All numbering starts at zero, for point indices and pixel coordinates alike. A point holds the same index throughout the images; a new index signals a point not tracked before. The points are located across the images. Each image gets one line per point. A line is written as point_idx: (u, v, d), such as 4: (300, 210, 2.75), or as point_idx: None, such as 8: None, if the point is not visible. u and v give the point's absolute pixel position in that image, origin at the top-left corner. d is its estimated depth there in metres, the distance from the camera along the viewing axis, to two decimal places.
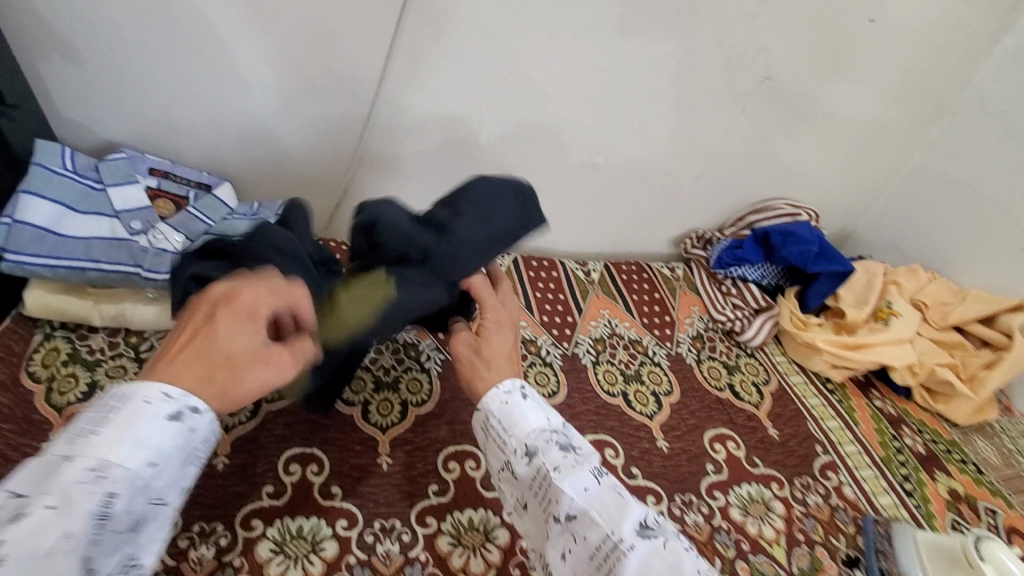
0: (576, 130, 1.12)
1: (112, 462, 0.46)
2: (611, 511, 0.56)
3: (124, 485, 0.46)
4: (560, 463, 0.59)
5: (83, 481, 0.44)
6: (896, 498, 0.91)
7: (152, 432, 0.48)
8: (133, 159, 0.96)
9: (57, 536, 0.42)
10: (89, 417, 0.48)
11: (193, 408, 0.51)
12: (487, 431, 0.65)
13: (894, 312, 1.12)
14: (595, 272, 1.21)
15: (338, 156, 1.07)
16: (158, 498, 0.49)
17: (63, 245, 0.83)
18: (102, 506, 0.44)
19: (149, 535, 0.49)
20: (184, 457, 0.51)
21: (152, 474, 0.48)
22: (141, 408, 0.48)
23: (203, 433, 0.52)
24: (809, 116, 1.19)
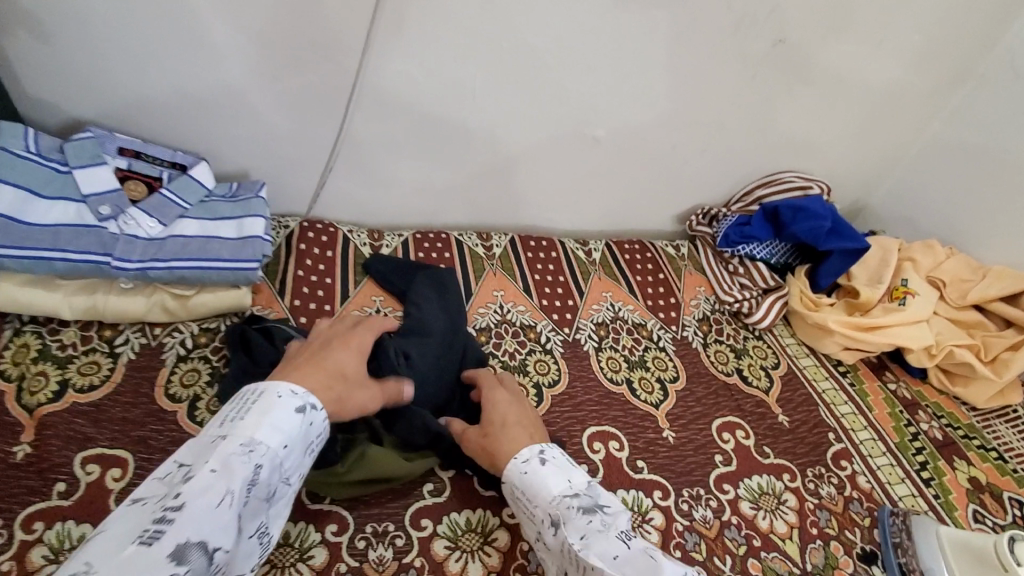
0: (576, 100, 1.05)
1: (257, 439, 0.54)
2: (643, 574, 0.55)
3: (268, 459, 0.54)
4: (585, 531, 0.59)
5: (238, 453, 0.52)
6: (913, 488, 0.87)
7: (286, 420, 0.57)
8: (101, 138, 0.89)
9: (221, 493, 0.49)
10: (235, 407, 0.57)
11: (312, 405, 0.59)
12: (516, 500, 0.66)
13: (909, 291, 1.07)
14: (597, 252, 1.16)
15: (322, 132, 1.00)
16: (286, 479, 0.57)
17: (28, 235, 0.77)
18: (251, 474, 0.52)
19: (277, 507, 0.56)
20: (304, 447, 0.59)
21: (284, 455, 0.56)
22: (275, 400, 0.57)
23: (319, 427, 0.61)
24: (824, 82, 1.12)
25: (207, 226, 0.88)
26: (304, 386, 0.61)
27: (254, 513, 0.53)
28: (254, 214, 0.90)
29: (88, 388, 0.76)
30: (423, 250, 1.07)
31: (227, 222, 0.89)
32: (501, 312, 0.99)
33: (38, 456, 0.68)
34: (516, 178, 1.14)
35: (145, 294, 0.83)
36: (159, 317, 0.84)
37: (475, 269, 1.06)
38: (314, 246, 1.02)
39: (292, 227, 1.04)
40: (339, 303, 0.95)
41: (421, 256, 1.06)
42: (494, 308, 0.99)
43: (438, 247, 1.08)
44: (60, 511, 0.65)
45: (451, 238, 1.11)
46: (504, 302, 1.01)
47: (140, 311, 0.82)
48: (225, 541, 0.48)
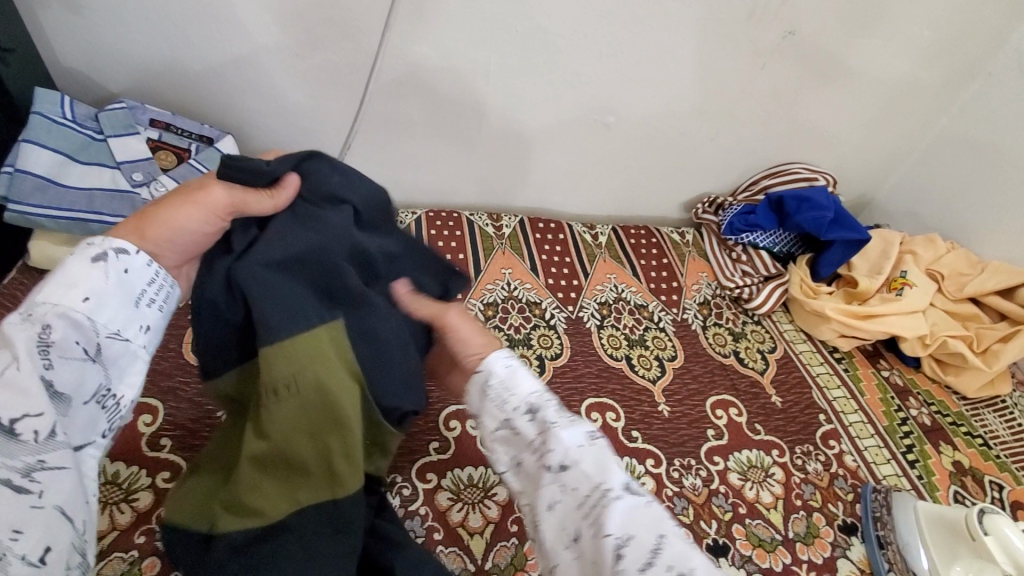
0: (588, 87, 1.08)
1: (41, 303, 0.50)
2: (604, 463, 0.55)
3: (59, 318, 0.50)
4: (558, 418, 0.57)
5: (18, 323, 0.49)
6: (897, 468, 0.91)
7: (77, 274, 0.52)
8: (135, 108, 0.93)
9: (7, 363, 0.47)
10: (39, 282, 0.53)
11: (116, 250, 0.54)
12: (483, 393, 0.61)
13: (907, 282, 1.09)
14: (603, 235, 1.19)
15: (342, 110, 1.04)
16: (113, 331, 0.53)
17: (65, 197, 0.83)
18: (42, 336, 0.49)
19: (113, 368, 0.54)
20: (127, 297, 0.54)
21: (90, 308, 0.52)
22: (67, 260, 0.53)
23: (142, 276, 0.56)
24: (832, 75, 1.14)
25: None
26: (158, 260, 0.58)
27: (79, 376, 0.51)
28: None
29: None
30: (435, 228, 1.11)
31: None
32: (508, 289, 1.03)
33: None
34: (525, 161, 1.18)
35: None
36: None
37: (485, 248, 1.10)
38: None
39: None
40: None
41: (433, 233, 1.10)
42: (501, 284, 1.04)
43: (450, 225, 1.12)
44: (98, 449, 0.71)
45: (463, 218, 1.15)
46: (511, 279, 1.05)
47: None
48: (37, 407, 0.47)
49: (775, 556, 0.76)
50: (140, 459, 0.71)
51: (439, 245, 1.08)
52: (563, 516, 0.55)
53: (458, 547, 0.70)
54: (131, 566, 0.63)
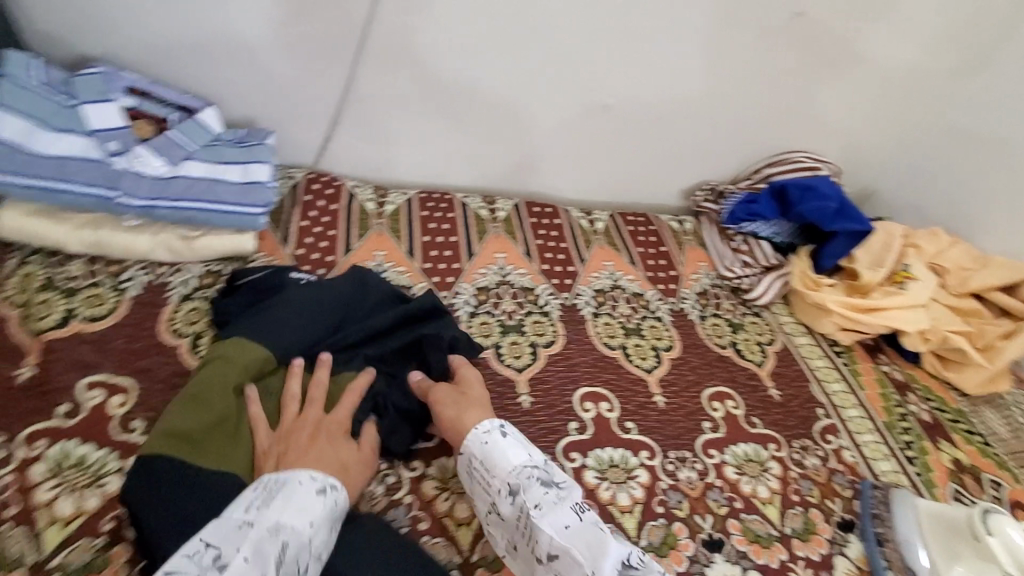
0: (588, 65, 1.05)
1: (284, 522, 0.55)
2: (594, 548, 0.56)
3: (295, 538, 0.54)
4: (540, 500, 0.61)
5: (266, 537, 0.53)
6: (896, 464, 0.89)
7: (308, 502, 0.57)
8: (109, 74, 0.88)
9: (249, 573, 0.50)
10: (260, 494, 0.58)
11: (331, 483, 0.60)
12: (472, 473, 0.67)
13: (910, 276, 1.07)
14: (600, 222, 1.16)
15: (331, 84, 1.00)
16: (318, 554, 0.56)
17: (34, 165, 0.78)
18: (278, 551, 0.53)
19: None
20: (330, 519, 0.58)
21: (313, 534, 0.56)
22: (297, 486, 0.58)
23: (339, 504, 0.60)
24: (836, 62, 1.13)
25: (213, 169, 0.88)
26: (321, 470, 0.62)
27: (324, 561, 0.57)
28: (261, 160, 0.91)
29: (94, 318, 0.77)
30: (427, 210, 1.08)
31: (233, 167, 0.89)
32: (501, 274, 1.00)
33: (44, 377, 0.71)
34: (523, 142, 1.13)
35: (150, 232, 0.84)
36: (164, 256, 0.85)
37: (478, 231, 1.06)
38: (318, 199, 1.03)
39: (297, 177, 1.04)
40: (342, 255, 0.96)
41: (425, 215, 1.07)
42: (494, 269, 1.01)
43: (442, 208, 1.09)
44: (66, 431, 0.67)
45: (456, 201, 1.11)
46: (504, 264, 1.02)
47: (144, 248, 0.84)
48: None
49: (771, 552, 0.74)
50: (108, 441, 0.67)
51: (430, 228, 1.05)
52: None
53: (444, 538, 0.67)
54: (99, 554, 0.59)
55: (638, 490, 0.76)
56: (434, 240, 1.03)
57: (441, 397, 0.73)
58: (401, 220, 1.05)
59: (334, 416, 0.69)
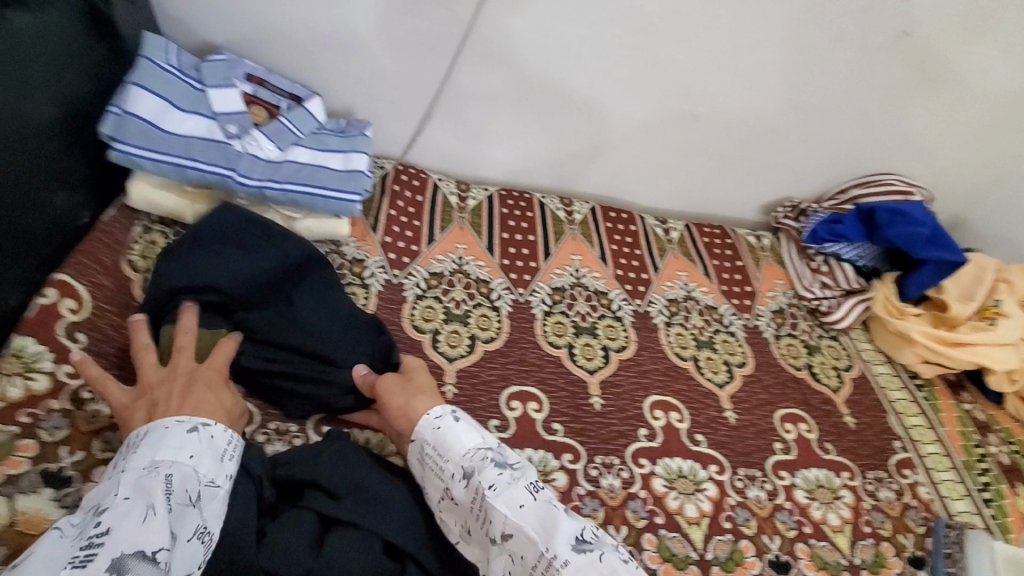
0: (681, 73, 1.05)
1: (159, 459, 0.56)
2: (546, 524, 0.58)
3: (175, 470, 0.56)
4: (495, 481, 0.62)
5: (144, 474, 0.54)
6: (971, 505, 0.86)
7: (182, 440, 0.59)
8: (232, 62, 0.95)
9: (142, 511, 0.51)
10: (126, 450, 0.58)
11: (203, 421, 0.62)
12: (424, 460, 0.67)
13: (1001, 312, 1.02)
14: (676, 231, 1.16)
15: (429, 79, 1.04)
16: (210, 480, 0.58)
17: (165, 141, 0.85)
18: (164, 484, 0.54)
19: (213, 512, 0.57)
20: (218, 454, 0.61)
21: (195, 462, 0.58)
22: (166, 428, 0.60)
23: (224, 437, 0.63)
24: (943, 83, 1.08)
25: (318, 155, 0.94)
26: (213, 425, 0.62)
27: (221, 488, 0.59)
28: (360, 151, 0.96)
29: None
30: (507, 207, 1.10)
31: (336, 154, 0.94)
32: (576, 275, 1.02)
33: None
34: (604, 147, 1.14)
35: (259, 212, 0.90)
36: None
37: (555, 231, 1.08)
38: (406, 189, 1.07)
39: (387, 168, 1.09)
40: (426, 245, 1.00)
41: (505, 212, 1.10)
42: (569, 270, 1.02)
43: (521, 206, 1.11)
44: None
45: (535, 200, 1.13)
46: (580, 266, 1.04)
47: None
48: (160, 535, 0.50)
49: None
50: None
51: (510, 224, 1.07)
52: None
53: None
54: None
55: (705, 502, 0.77)
56: (512, 237, 1.05)
57: (388, 387, 0.73)
58: (482, 215, 1.08)
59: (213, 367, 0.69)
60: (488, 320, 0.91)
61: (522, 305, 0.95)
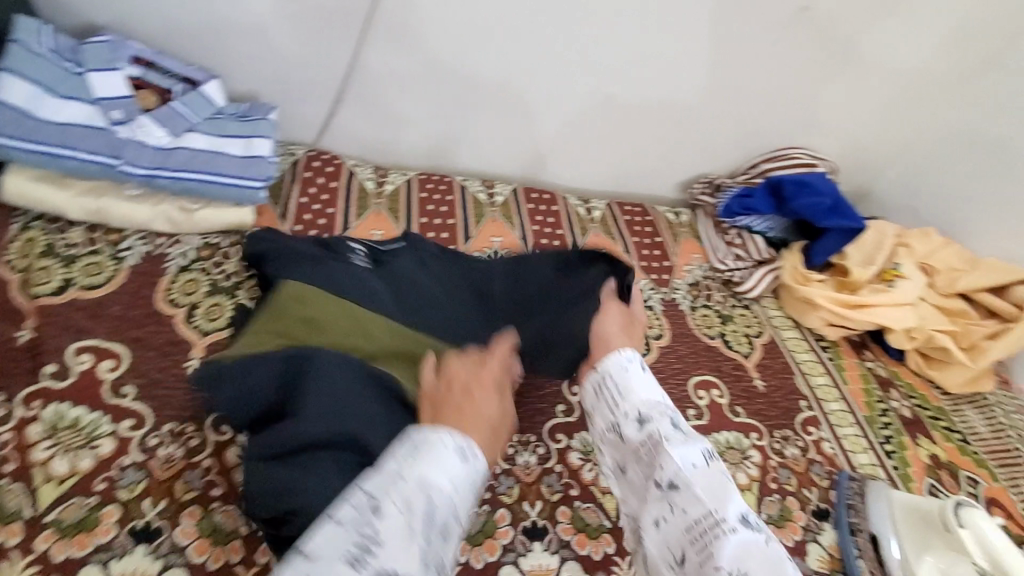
0: (593, 50, 1.05)
1: (431, 482, 0.46)
2: (716, 490, 0.53)
3: (440, 498, 0.46)
4: (671, 435, 0.56)
5: (405, 496, 0.45)
6: (874, 458, 0.90)
7: (449, 461, 0.48)
8: (117, 43, 0.88)
9: (377, 531, 0.42)
10: (398, 447, 0.49)
11: (468, 446, 0.50)
12: (600, 394, 0.62)
13: (900, 274, 1.08)
14: (598, 211, 1.17)
15: (338, 61, 1.01)
16: (458, 512, 0.47)
17: (42, 130, 0.79)
18: (422, 514, 0.45)
19: (455, 544, 0.47)
20: (472, 479, 0.50)
21: (458, 493, 0.48)
22: (442, 443, 0.49)
23: (477, 458, 0.51)
24: (844, 58, 1.14)
25: (215, 141, 0.89)
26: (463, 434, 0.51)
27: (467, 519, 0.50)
28: (263, 135, 0.91)
29: (90, 286, 0.79)
30: (426, 191, 1.09)
31: (235, 140, 0.90)
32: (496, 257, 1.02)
33: (38, 340, 0.72)
34: (523, 126, 1.13)
35: (151, 203, 0.86)
36: (164, 227, 0.87)
37: (476, 214, 1.08)
38: (318, 176, 1.04)
39: (298, 155, 1.05)
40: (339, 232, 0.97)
41: (424, 196, 1.08)
42: (489, 252, 1.02)
43: (441, 189, 1.10)
44: (58, 392, 0.69)
45: (456, 183, 1.12)
46: (500, 248, 1.04)
47: (144, 219, 0.85)
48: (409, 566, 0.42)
49: None
50: (102, 405, 0.69)
51: (428, 209, 1.06)
52: (666, 536, 0.52)
53: None
54: (90, 513, 0.61)
55: None
56: (431, 222, 1.04)
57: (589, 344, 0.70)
58: (400, 200, 1.06)
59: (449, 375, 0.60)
60: None
61: None
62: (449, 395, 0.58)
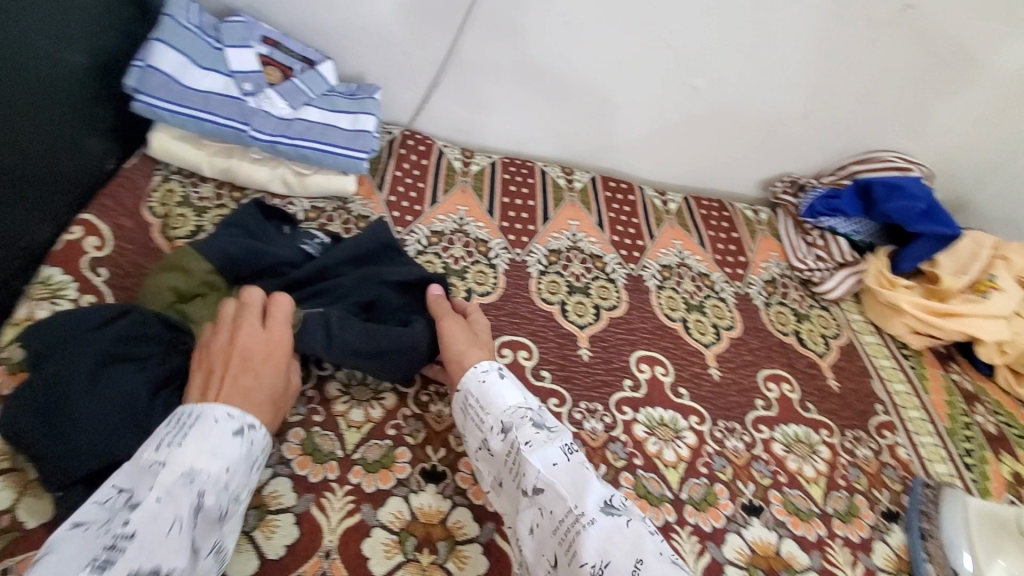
0: (685, 46, 1.07)
1: (198, 468, 0.56)
2: (577, 487, 0.59)
3: (211, 484, 0.56)
4: (532, 439, 0.64)
5: (181, 482, 0.54)
6: (952, 468, 0.87)
7: (223, 447, 0.58)
8: (250, 24, 0.99)
9: (169, 521, 0.51)
10: (171, 430, 0.58)
11: (250, 423, 0.61)
12: (466, 411, 0.70)
13: (996, 286, 1.03)
14: (674, 203, 1.18)
15: (433, 49, 1.08)
16: (236, 497, 0.58)
17: (186, 96, 0.90)
18: (197, 500, 0.54)
19: (233, 528, 0.58)
20: (249, 466, 0.61)
21: (229, 476, 0.58)
22: (211, 425, 0.59)
23: (260, 445, 0.63)
24: (951, 62, 1.09)
25: (327, 115, 0.98)
26: (239, 405, 0.62)
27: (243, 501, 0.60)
28: (368, 112, 1.00)
29: None
30: (509, 173, 1.14)
31: (344, 115, 0.99)
32: (573, 239, 1.05)
33: None
34: (604, 123, 1.18)
35: (270, 166, 0.96)
36: (278, 189, 0.97)
37: (555, 198, 1.12)
38: (411, 153, 1.11)
39: (395, 133, 1.14)
40: (428, 206, 1.04)
41: (507, 177, 1.13)
42: (567, 234, 1.06)
43: (523, 172, 1.15)
44: None
45: (536, 168, 1.17)
46: (577, 231, 1.07)
47: (263, 180, 0.95)
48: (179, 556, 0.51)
49: (810, 526, 0.76)
50: None
51: (511, 190, 1.11)
52: (541, 541, 0.59)
53: None
54: None
55: (684, 449, 0.80)
56: (513, 202, 1.09)
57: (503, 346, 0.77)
58: (484, 180, 1.12)
59: (271, 342, 0.68)
60: (485, 276, 0.96)
61: (517, 265, 0.98)
62: (228, 363, 0.64)
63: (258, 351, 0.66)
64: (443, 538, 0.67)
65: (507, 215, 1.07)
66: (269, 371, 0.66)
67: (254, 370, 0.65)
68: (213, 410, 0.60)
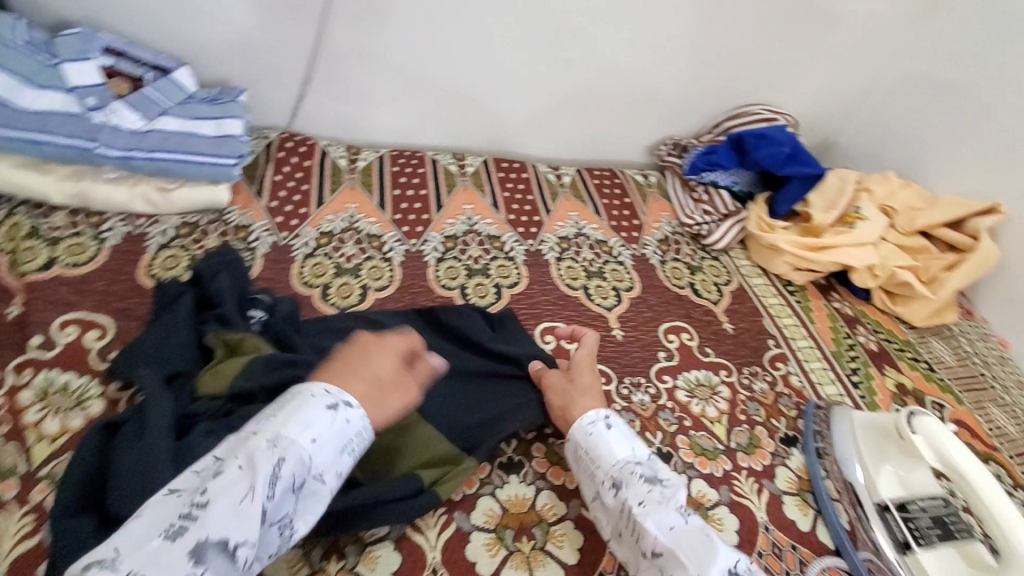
0: (552, 18, 1.08)
1: (283, 435, 0.54)
2: (698, 551, 0.58)
3: (292, 453, 0.54)
4: (645, 497, 0.62)
5: (262, 448, 0.53)
6: (841, 388, 0.94)
7: (315, 417, 0.56)
8: (88, 34, 0.91)
9: (242, 491, 0.50)
10: (272, 407, 0.57)
11: (344, 401, 0.59)
12: (579, 459, 0.69)
13: (860, 216, 1.12)
14: (568, 176, 1.20)
15: (299, 45, 1.04)
16: (318, 475, 0.55)
17: (18, 118, 0.83)
18: (272, 470, 0.52)
19: (313, 509, 0.55)
20: (340, 446, 0.57)
21: (314, 450, 0.55)
22: (308, 398, 0.57)
23: (358, 426, 0.59)
24: (802, 14, 1.18)
25: (186, 123, 0.92)
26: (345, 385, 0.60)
27: (331, 482, 0.57)
28: (233, 116, 0.95)
29: (74, 264, 0.82)
30: (397, 165, 1.12)
31: (206, 120, 0.93)
32: (469, 224, 1.05)
33: (26, 316, 0.75)
34: (488, 105, 1.17)
35: (128, 184, 0.89)
36: (141, 208, 0.90)
37: (448, 184, 1.11)
38: (292, 156, 1.07)
39: (272, 137, 1.09)
40: (315, 207, 1.00)
41: (396, 170, 1.11)
42: (462, 219, 1.05)
43: (412, 163, 1.13)
44: (41, 362, 0.71)
45: (426, 157, 1.15)
46: (472, 214, 1.07)
47: (122, 200, 0.89)
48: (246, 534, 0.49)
49: (716, 463, 0.79)
50: (89, 370, 0.72)
51: (401, 181, 1.09)
52: None
53: None
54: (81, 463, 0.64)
55: None
56: (404, 193, 1.07)
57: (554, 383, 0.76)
58: (373, 175, 1.09)
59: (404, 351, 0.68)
60: (380, 271, 0.93)
61: (413, 255, 0.97)
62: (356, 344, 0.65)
63: (394, 349, 0.66)
64: (352, 541, 0.64)
65: (400, 207, 1.05)
66: (382, 359, 0.64)
67: (371, 355, 0.64)
68: (311, 386, 0.59)
